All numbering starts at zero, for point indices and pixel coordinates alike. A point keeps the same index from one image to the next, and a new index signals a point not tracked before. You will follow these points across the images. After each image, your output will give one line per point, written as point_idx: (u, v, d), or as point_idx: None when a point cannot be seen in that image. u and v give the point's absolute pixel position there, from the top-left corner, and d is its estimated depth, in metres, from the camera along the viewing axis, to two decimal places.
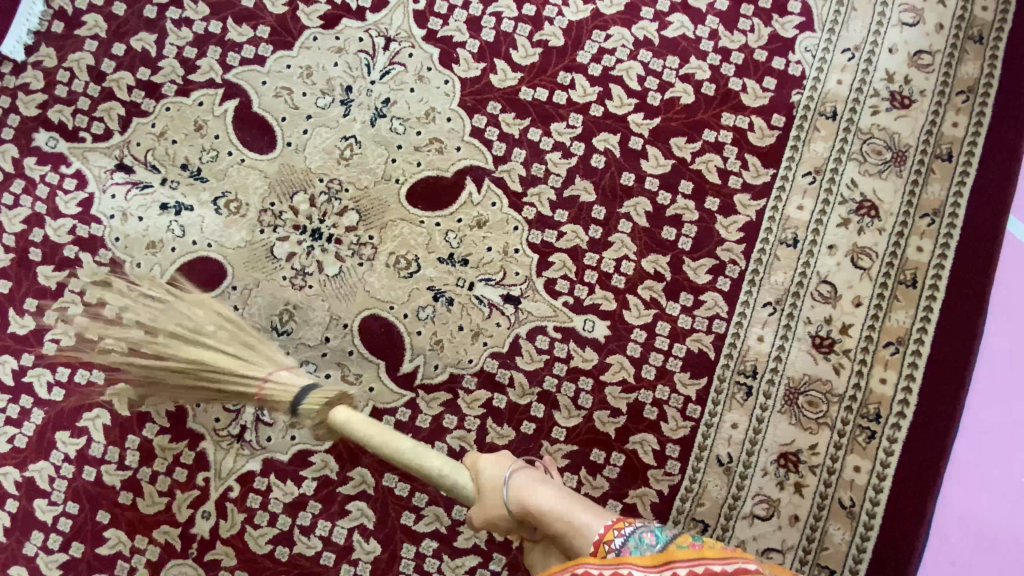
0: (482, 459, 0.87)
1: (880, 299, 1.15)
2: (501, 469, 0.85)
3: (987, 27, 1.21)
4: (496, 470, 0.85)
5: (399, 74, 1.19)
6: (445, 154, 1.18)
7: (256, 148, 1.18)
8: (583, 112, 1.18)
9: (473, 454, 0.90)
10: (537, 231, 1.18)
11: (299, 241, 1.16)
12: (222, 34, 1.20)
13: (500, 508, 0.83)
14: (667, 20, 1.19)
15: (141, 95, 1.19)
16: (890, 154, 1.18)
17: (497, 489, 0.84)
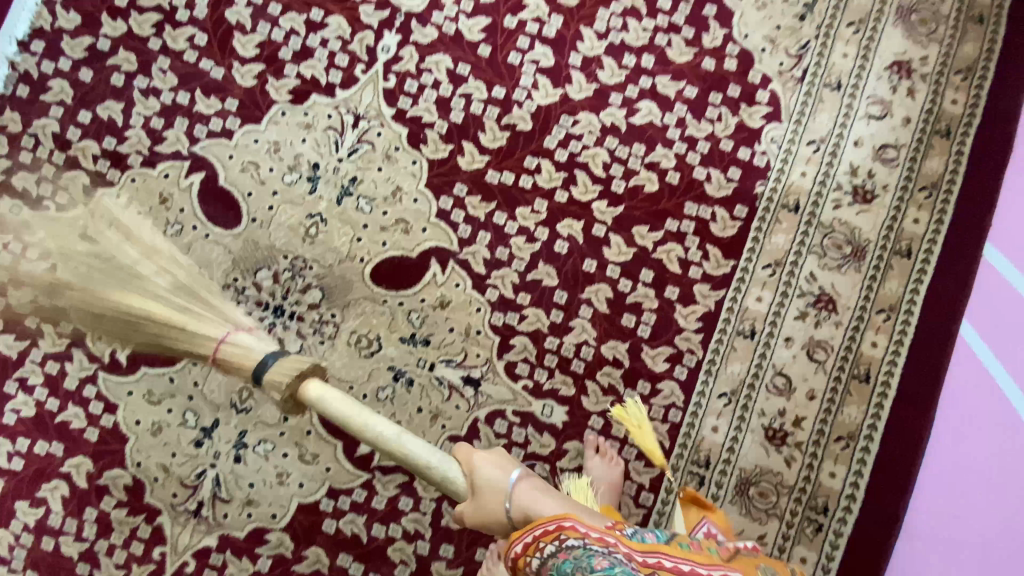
0: (480, 455, 0.87)
1: (833, 393, 1.17)
2: (504, 474, 0.85)
3: (955, 121, 1.22)
4: (498, 474, 0.85)
5: (367, 153, 1.20)
6: (410, 235, 1.19)
7: (221, 222, 1.18)
8: (548, 198, 1.20)
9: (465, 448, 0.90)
10: (499, 313, 1.19)
11: (260, 317, 1.16)
12: (190, 106, 1.20)
13: (499, 511, 0.84)
14: (635, 106, 1.20)
15: (106, 165, 1.19)
16: (849, 249, 1.19)
17: (498, 492, 0.84)
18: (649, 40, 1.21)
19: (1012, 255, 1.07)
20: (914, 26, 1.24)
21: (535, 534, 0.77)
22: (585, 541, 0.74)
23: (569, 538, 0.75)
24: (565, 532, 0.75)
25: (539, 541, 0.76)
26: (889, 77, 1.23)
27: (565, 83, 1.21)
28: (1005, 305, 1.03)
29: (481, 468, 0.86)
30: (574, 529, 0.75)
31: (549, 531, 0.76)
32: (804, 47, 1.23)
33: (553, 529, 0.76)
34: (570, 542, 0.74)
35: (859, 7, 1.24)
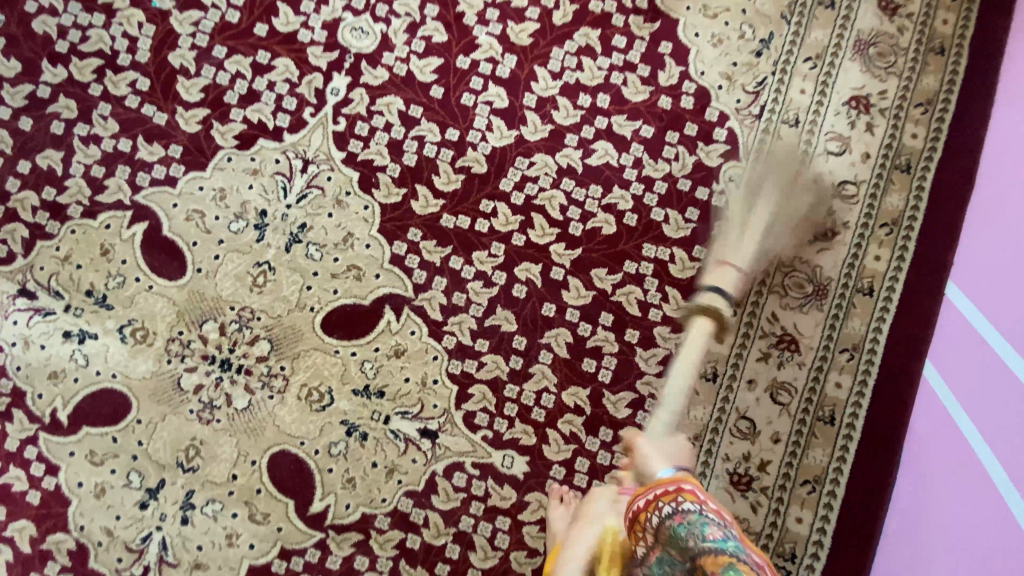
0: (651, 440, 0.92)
1: (798, 436, 1.15)
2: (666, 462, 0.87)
3: (915, 156, 1.20)
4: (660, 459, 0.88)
5: (316, 198, 1.16)
6: (363, 282, 1.16)
7: (166, 273, 1.14)
8: (505, 242, 1.17)
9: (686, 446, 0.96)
10: (457, 360, 1.14)
11: (207, 371, 1.12)
12: (132, 153, 1.16)
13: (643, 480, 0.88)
14: (591, 147, 1.19)
15: (46, 216, 1.15)
16: (811, 288, 1.17)
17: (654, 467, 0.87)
18: (604, 79, 1.20)
19: (974, 296, 1.05)
20: (872, 60, 1.22)
21: (654, 494, 0.77)
22: (700, 506, 0.72)
23: (685, 501, 0.73)
24: (684, 494, 0.74)
25: (658, 500, 0.75)
26: (848, 113, 1.21)
27: (519, 124, 1.19)
28: (966, 344, 1.02)
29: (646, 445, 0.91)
30: (693, 493, 0.74)
31: (668, 492, 0.75)
32: (761, 83, 1.21)
33: (671, 491, 0.75)
34: (687, 505, 0.73)
35: (816, 42, 1.23)
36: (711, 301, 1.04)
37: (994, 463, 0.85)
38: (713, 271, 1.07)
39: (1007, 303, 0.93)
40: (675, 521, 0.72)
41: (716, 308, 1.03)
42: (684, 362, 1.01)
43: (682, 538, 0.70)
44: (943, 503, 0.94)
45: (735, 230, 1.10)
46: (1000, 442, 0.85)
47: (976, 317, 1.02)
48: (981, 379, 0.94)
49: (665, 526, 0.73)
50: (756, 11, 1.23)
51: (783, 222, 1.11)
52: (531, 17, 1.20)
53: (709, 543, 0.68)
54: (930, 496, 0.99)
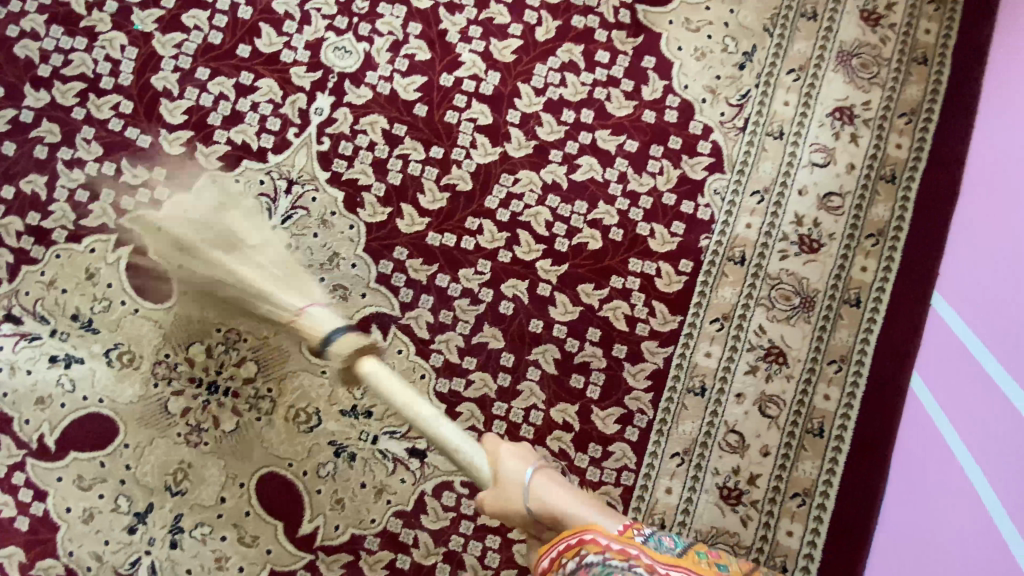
0: (503, 446, 0.92)
1: (787, 448, 1.15)
2: (521, 467, 0.90)
3: (900, 166, 1.20)
4: (516, 466, 0.90)
5: (302, 218, 1.16)
6: (350, 301, 1.16)
7: (152, 296, 1.14)
8: (491, 258, 1.17)
9: (491, 439, 0.94)
10: (445, 379, 1.14)
11: (194, 394, 1.12)
12: (116, 176, 1.16)
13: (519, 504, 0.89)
14: (575, 162, 1.19)
15: (30, 241, 1.14)
16: (798, 299, 1.17)
17: (518, 484, 0.89)
18: (588, 94, 1.20)
19: (966, 312, 1.02)
20: (856, 71, 1.23)
21: (559, 550, 0.76)
22: (603, 556, 0.71)
23: (588, 553, 0.72)
24: (586, 546, 0.73)
25: (562, 557, 0.75)
26: (832, 124, 1.21)
27: (504, 141, 1.19)
28: (959, 363, 0.99)
29: (505, 462, 0.90)
30: (595, 543, 0.73)
31: (572, 546, 0.75)
32: (745, 96, 1.21)
33: (574, 545, 0.75)
34: (591, 557, 0.72)
35: (799, 53, 1.23)
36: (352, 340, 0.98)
37: (988, 490, 0.82)
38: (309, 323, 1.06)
39: (1002, 321, 0.89)
40: None
41: (369, 340, 1.00)
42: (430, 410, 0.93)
43: None
44: (928, 512, 0.95)
45: (257, 289, 1.06)
46: (982, 450, 0.86)
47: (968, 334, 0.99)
48: (977, 402, 0.91)
49: None
50: (739, 23, 1.23)
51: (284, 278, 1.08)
52: (514, 33, 1.20)
53: None
54: (920, 516, 0.98)
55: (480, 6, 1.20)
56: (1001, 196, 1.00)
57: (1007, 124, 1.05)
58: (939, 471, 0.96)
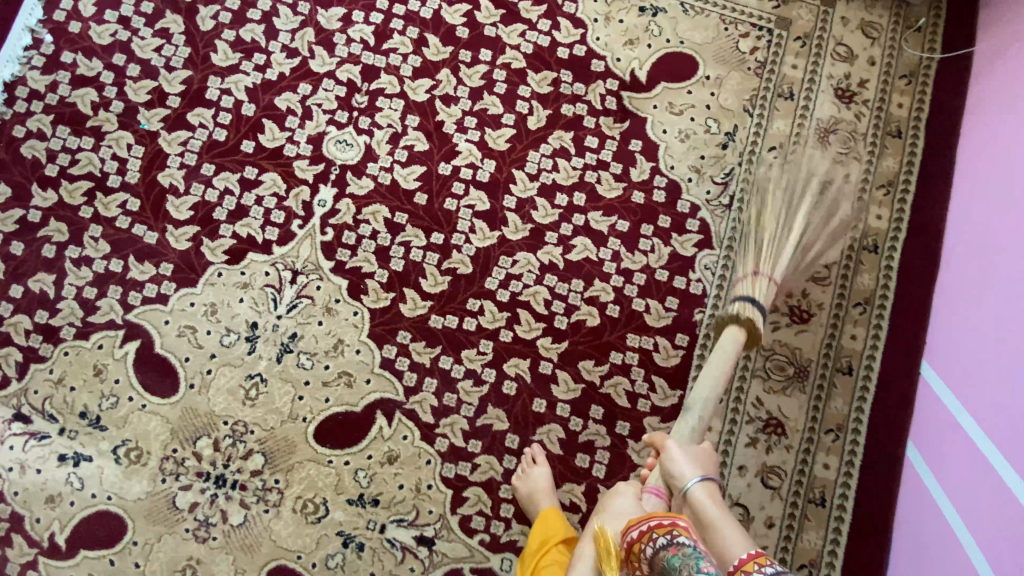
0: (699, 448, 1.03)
1: (791, 519, 1.16)
2: (698, 471, 0.97)
3: (881, 236, 1.25)
4: (694, 468, 0.97)
5: (306, 307, 1.19)
6: (354, 388, 1.17)
7: (159, 391, 1.15)
8: (493, 338, 1.19)
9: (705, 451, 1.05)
10: (450, 463, 1.15)
11: (202, 488, 1.13)
12: (123, 272, 1.18)
13: (675, 482, 0.97)
14: (571, 243, 1.23)
15: (39, 339, 1.15)
16: (793, 370, 1.21)
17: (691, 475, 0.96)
18: (579, 178, 1.26)
19: (949, 383, 1.09)
20: (834, 146, 1.28)
21: (649, 525, 0.85)
22: (690, 540, 0.81)
23: (680, 534, 0.82)
24: (677, 528, 0.83)
25: (652, 532, 0.84)
26: None
27: (501, 225, 1.23)
28: (945, 430, 1.06)
29: (686, 453, 1.00)
30: (686, 529, 0.83)
31: (663, 526, 0.84)
32: (729, 174, 1.27)
33: (666, 524, 0.84)
34: (680, 538, 0.81)
35: (778, 132, 1.28)
36: (751, 310, 1.10)
37: (978, 551, 0.89)
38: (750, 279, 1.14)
39: (986, 394, 0.97)
40: (669, 552, 0.80)
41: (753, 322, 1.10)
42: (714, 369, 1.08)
43: (676, 567, 0.78)
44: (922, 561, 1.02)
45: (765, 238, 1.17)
46: (961, 495, 0.96)
47: (952, 404, 1.06)
48: (959, 458, 0.99)
49: (659, 557, 0.81)
50: (720, 105, 1.29)
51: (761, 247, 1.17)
52: (507, 123, 1.26)
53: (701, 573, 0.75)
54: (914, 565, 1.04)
55: (474, 98, 1.27)
56: (966, 270, 1.13)
57: (978, 205, 1.14)
58: (929, 519, 1.04)
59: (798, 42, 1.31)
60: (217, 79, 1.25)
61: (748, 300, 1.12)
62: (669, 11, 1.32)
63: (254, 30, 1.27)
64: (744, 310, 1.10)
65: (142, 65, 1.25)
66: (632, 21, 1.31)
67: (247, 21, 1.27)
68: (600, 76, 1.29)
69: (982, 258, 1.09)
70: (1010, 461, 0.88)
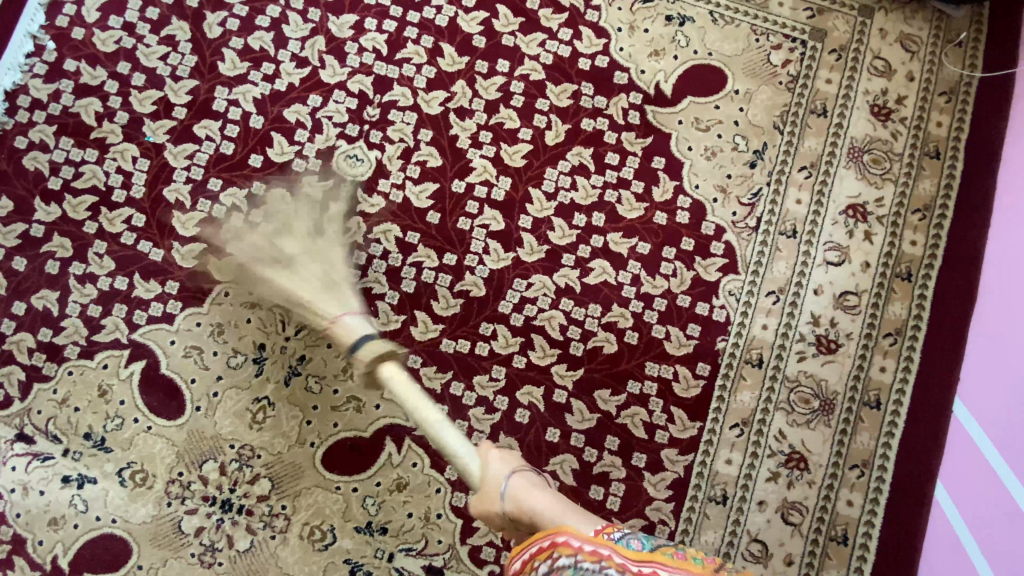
0: (491, 452, 0.92)
1: (812, 557, 1.12)
2: (505, 469, 0.90)
3: (916, 263, 1.19)
4: (502, 468, 0.90)
5: (315, 329, 1.16)
6: (363, 413, 1.14)
7: (164, 413, 1.13)
8: (506, 364, 1.16)
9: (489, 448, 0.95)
10: (461, 492, 1.12)
11: (208, 513, 1.11)
12: (128, 290, 1.15)
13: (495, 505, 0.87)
14: (588, 265, 1.19)
15: (43, 358, 1.13)
16: (817, 402, 1.16)
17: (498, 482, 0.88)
18: (598, 197, 1.20)
19: (969, 404, 1.09)
20: (867, 167, 1.22)
21: (532, 552, 0.73)
22: (574, 558, 0.69)
23: (560, 556, 0.70)
24: (557, 550, 0.70)
25: (535, 560, 0.72)
26: (846, 221, 1.20)
27: (516, 246, 1.19)
28: (962, 449, 1.07)
29: (494, 466, 0.91)
30: (568, 545, 0.70)
31: (544, 548, 0.72)
32: (756, 195, 1.21)
33: (546, 547, 0.72)
34: (562, 561, 0.69)
35: (810, 151, 1.22)
36: (376, 347, 1.00)
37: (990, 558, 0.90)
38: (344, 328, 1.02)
39: (1001, 412, 0.99)
40: None
41: (388, 348, 1.00)
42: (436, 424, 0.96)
43: None
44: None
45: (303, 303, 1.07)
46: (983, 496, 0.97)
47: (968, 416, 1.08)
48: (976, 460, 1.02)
49: None
50: (749, 122, 1.23)
51: (335, 286, 1.10)
52: (524, 138, 1.21)
53: None
54: None
55: (490, 111, 1.21)
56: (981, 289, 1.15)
57: (1005, 231, 1.13)
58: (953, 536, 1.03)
59: (833, 55, 1.24)
60: (225, 90, 1.20)
61: (362, 345, 1.01)
62: (697, 20, 1.25)
63: (263, 37, 1.22)
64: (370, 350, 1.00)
65: (148, 74, 1.21)
66: (658, 31, 1.24)
67: (256, 28, 1.22)
68: (623, 89, 1.23)
69: (1011, 283, 1.07)
70: (1015, 471, 0.91)
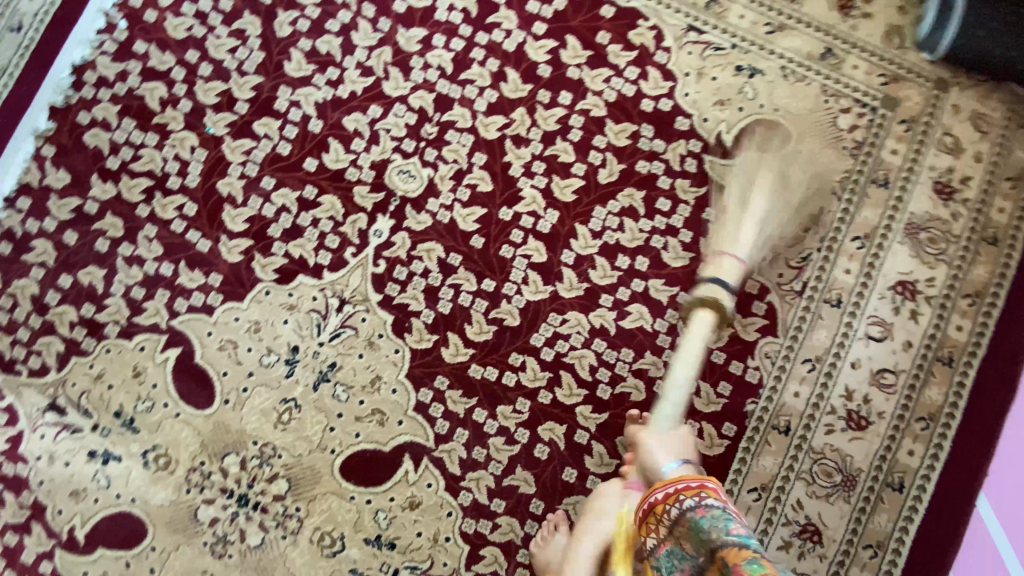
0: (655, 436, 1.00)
1: None
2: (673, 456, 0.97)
3: (959, 349, 1.17)
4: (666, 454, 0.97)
5: (348, 338, 1.17)
6: (385, 427, 1.15)
7: (194, 401, 1.15)
8: (531, 397, 1.16)
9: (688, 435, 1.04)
10: (471, 519, 1.13)
11: (224, 505, 1.13)
12: (172, 277, 1.17)
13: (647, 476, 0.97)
14: (625, 309, 1.18)
15: (83, 333, 1.16)
16: (839, 477, 1.15)
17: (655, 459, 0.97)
18: (644, 241, 1.19)
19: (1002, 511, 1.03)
20: (923, 245, 1.19)
21: (677, 487, 0.85)
22: (724, 503, 0.81)
23: (710, 496, 0.82)
24: (708, 491, 0.83)
25: (681, 493, 0.84)
26: (893, 297, 1.18)
27: (556, 280, 1.19)
28: (983, 557, 1.02)
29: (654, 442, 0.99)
30: (717, 492, 0.83)
31: (691, 488, 0.84)
32: (805, 259, 1.19)
33: (694, 487, 0.84)
34: (711, 500, 0.81)
35: (866, 221, 1.20)
36: (712, 291, 1.06)
37: None
38: (716, 258, 1.10)
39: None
40: (698, 513, 0.80)
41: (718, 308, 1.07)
42: (684, 358, 1.04)
43: (706, 529, 0.77)
44: None
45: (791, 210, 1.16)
46: None
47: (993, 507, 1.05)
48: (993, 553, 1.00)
49: (686, 518, 0.81)
50: None
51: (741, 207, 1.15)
52: (577, 173, 1.20)
53: (732, 535, 0.75)
54: None
55: (546, 142, 1.21)
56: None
57: None
58: None
59: (902, 125, 1.22)
60: (288, 90, 1.21)
61: (711, 286, 1.07)
62: (768, 73, 1.23)
63: (331, 42, 1.22)
64: (714, 293, 1.05)
65: (215, 65, 1.22)
66: (726, 81, 1.22)
67: (325, 32, 1.23)
68: (682, 135, 1.21)
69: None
70: None
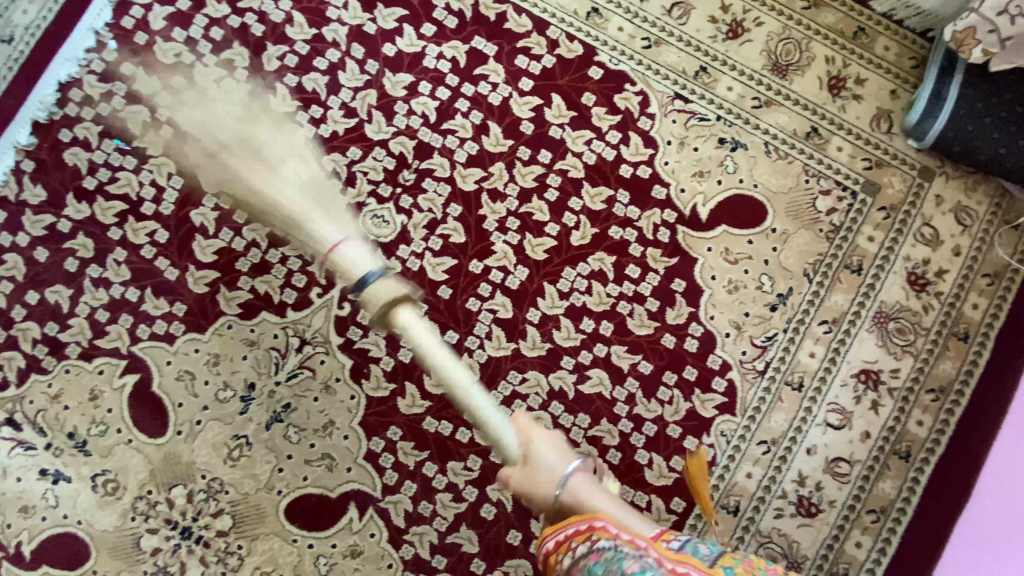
0: (537, 435, 0.92)
1: None
2: (563, 463, 0.89)
3: (916, 444, 1.16)
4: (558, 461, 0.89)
5: (305, 379, 1.17)
6: (334, 472, 1.15)
7: (147, 429, 1.15)
8: (483, 455, 1.15)
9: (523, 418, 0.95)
10: (410, 572, 1.13)
11: (167, 536, 1.13)
12: (137, 303, 1.17)
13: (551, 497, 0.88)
14: (586, 373, 1.18)
15: (44, 350, 1.16)
16: (784, 563, 1.14)
17: (555, 475, 0.89)
18: (611, 306, 1.19)
19: None
20: (891, 335, 1.18)
21: (569, 533, 0.81)
22: (614, 542, 0.77)
23: (599, 538, 0.78)
24: (596, 532, 0.78)
25: (572, 541, 0.80)
26: (855, 385, 1.17)
27: (518, 338, 1.18)
28: None
29: (539, 449, 0.90)
30: (606, 530, 0.79)
31: (581, 532, 0.80)
32: (770, 339, 1.18)
33: (585, 530, 0.80)
34: (602, 543, 0.77)
35: (835, 305, 1.19)
36: (381, 289, 0.90)
37: None
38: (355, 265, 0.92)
39: None
40: (591, 560, 0.76)
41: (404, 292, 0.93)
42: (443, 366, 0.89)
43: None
44: None
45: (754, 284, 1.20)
46: None
47: None
48: None
49: (580, 567, 0.77)
50: (780, 263, 1.20)
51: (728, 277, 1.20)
52: (550, 233, 1.20)
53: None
54: None
55: (522, 199, 1.20)
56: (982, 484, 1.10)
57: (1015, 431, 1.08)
58: None
59: (881, 212, 1.21)
60: None
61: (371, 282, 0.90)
62: (750, 148, 1.22)
63: (317, 80, 1.22)
64: (376, 293, 0.89)
65: None
66: (708, 152, 1.22)
67: (313, 69, 1.23)
68: (659, 204, 1.21)
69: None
70: None
